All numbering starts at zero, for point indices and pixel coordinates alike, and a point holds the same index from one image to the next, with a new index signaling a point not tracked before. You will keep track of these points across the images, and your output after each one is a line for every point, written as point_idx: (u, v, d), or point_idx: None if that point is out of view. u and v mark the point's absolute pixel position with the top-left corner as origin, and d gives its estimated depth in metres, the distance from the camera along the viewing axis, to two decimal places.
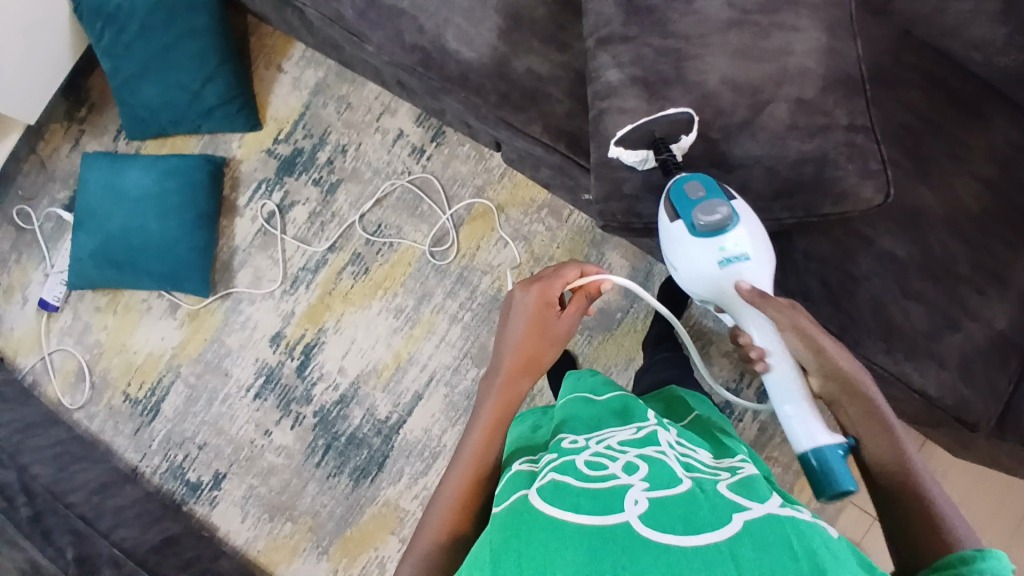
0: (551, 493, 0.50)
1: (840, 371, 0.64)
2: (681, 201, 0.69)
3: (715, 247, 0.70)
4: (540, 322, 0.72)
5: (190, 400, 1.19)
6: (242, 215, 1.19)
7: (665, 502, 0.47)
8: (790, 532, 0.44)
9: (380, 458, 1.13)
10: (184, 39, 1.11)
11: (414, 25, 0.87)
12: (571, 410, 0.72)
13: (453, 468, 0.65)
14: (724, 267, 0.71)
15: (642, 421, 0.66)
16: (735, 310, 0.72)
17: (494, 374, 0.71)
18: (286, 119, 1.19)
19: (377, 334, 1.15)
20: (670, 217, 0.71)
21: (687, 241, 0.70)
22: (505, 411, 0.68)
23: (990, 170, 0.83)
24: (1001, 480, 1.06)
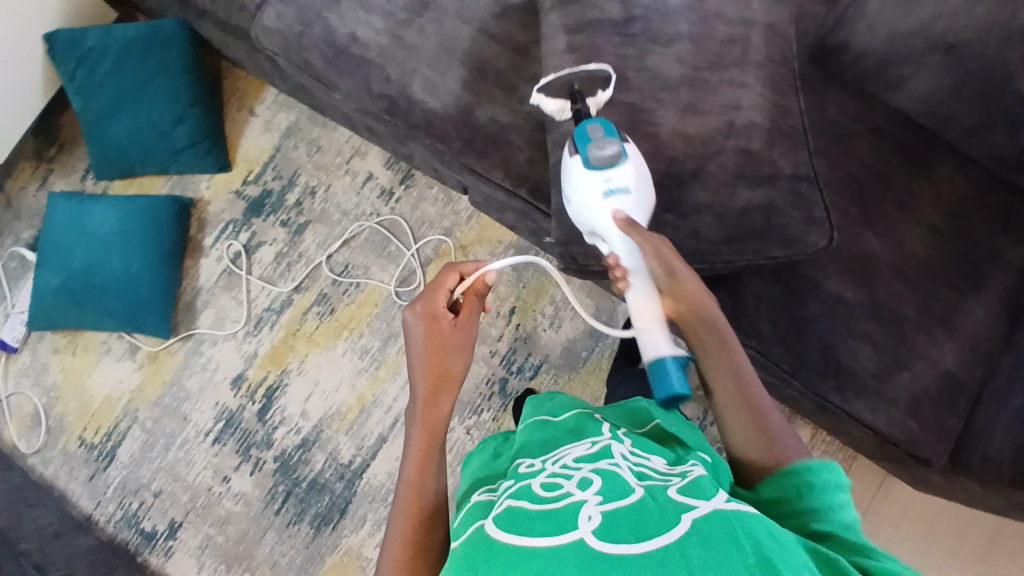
0: (505, 520, 0.49)
1: (694, 297, 0.67)
2: (580, 139, 0.68)
3: (599, 177, 0.67)
4: (437, 337, 0.70)
5: (147, 445, 1.15)
6: (207, 255, 1.18)
7: (617, 516, 0.47)
8: (736, 525, 0.44)
9: (342, 504, 1.10)
10: (157, 79, 1.13)
11: (381, 74, 0.88)
12: (530, 435, 0.73)
13: (393, 512, 0.65)
14: (606, 197, 0.67)
15: (596, 435, 0.66)
16: (604, 234, 0.69)
17: (412, 404, 0.71)
18: (256, 160, 1.20)
19: (340, 376, 1.13)
20: (570, 153, 0.70)
21: (580, 174, 0.68)
22: (429, 436, 0.68)
23: (938, 218, 0.86)
24: (965, 518, 1.05)
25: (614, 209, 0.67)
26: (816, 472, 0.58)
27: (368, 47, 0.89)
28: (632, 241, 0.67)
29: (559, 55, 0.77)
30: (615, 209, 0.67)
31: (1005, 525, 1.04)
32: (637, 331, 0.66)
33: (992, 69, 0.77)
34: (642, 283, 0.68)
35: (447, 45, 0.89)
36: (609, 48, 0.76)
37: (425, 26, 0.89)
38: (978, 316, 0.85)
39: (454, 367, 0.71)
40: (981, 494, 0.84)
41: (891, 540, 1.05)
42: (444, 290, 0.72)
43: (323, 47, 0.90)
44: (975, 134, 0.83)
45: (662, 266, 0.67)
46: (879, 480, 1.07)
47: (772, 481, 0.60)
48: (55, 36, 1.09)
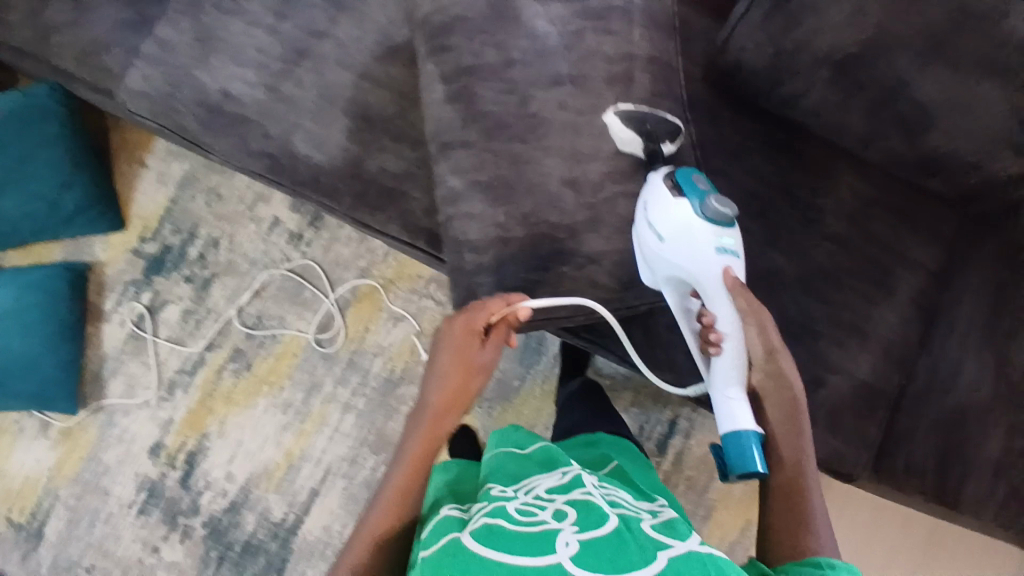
0: (486, 535, 0.53)
1: (785, 378, 0.68)
2: (690, 185, 0.67)
3: (711, 233, 0.66)
4: (459, 354, 0.70)
5: (73, 523, 1.08)
6: (109, 321, 1.12)
7: (594, 543, 0.51)
8: (709, 567, 0.49)
9: (279, 563, 1.07)
10: (34, 151, 1.02)
11: (260, 132, 0.83)
12: (496, 463, 0.74)
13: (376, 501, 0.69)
14: (718, 252, 0.66)
15: (566, 466, 0.70)
16: (704, 291, 0.67)
17: (423, 408, 0.72)
18: (152, 216, 1.14)
19: (265, 433, 1.10)
20: (673, 193, 0.67)
21: (692, 218, 0.66)
22: (429, 447, 0.70)
23: (840, 227, 0.84)
24: (895, 514, 1.09)
25: (724, 267, 0.66)
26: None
27: (243, 103, 0.84)
28: (737, 308, 0.66)
29: (439, 105, 0.74)
30: (724, 269, 0.66)
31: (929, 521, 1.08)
32: (723, 393, 0.68)
33: (874, 75, 0.71)
34: (738, 351, 0.67)
35: (327, 93, 0.84)
36: (489, 97, 0.72)
37: (302, 76, 0.84)
38: (890, 322, 0.83)
39: (471, 392, 0.71)
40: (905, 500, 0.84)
41: None
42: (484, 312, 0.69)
43: (196, 108, 0.84)
44: (870, 144, 0.79)
45: (760, 342, 0.68)
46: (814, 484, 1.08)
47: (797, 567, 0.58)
48: None
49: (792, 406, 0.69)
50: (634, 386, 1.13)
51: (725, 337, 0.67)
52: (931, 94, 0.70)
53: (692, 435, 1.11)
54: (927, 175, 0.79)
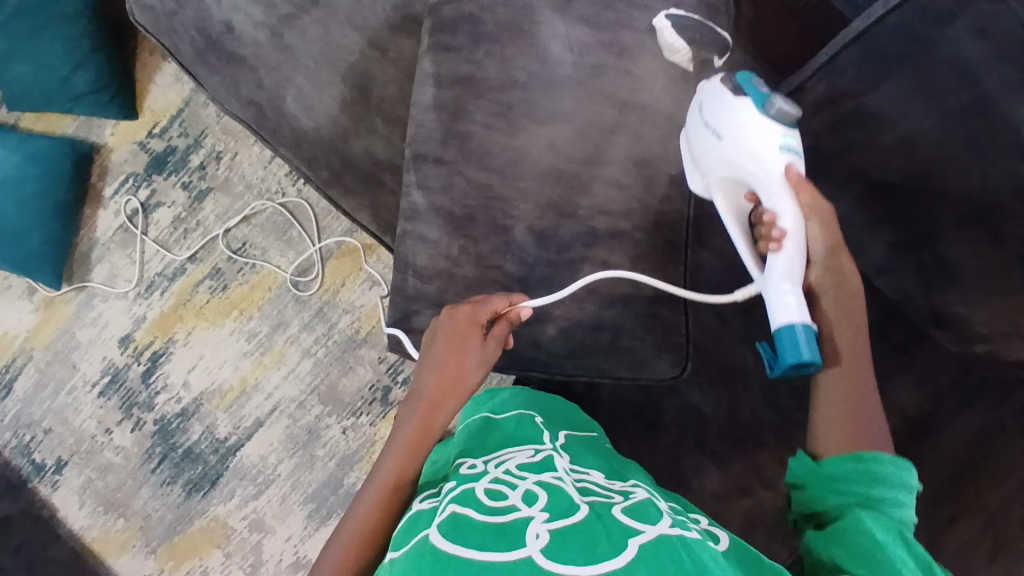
0: (452, 529, 0.50)
1: (847, 273, 0.58)
2: (752, 85, 0.58)
3: (779, 129, 0.56)
4: (457, 339, 0.63)
5: (40, 385, 1.16)
6: (105, 208, 1.13)
7: (565, 534, 0.49)
8: (683, 556, 0.48)
9: (213, 475, 1.14)
10: (53, 23, 1.00)
11: (251, 78, 0.78)
12: (469, 436, 0.70)
13: (359, 501, 0.62)
14: (784, 148, 0.56)
15: (537, 443, 0.66)
16: (760, 188, 0.57)
17: (413, 401, 0.65)
18: (163, 112, 1.12)
19: (226, 355, 1.13)
20: (734, 92, 0.58)
21: (752, 110, 0.57)
22: (420, 439, 0.63)
23: None
24: None
25: (788, 162, 0.56)
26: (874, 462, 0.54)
27: (242, 42, 0.78)
28: (800, 204, 0.56)
29: (424, 110, 0.68)
30: (786, 167, 0.56)
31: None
32: (781, 287, 0.55)
33: (910, 216, 0.68)
34: (800, 250, 0.56)
35: (330, 54, 0.77)
36: (477, 116, 0.66)
37: (308, 27, 0.77)
38: None
39: (471, 384, 0.63)
40: None
41: None
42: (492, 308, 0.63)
43: (194, 36, 0.79)
44: (883, 274, 0.74)
45: (824, 237, 0.57)
46: None
47: (836, 459, 0.57)
48: None
49: (855, 295, 0.59)
50: None
51: (787, 237, 0.56)
52: (963, 257, 0.65)
53: None
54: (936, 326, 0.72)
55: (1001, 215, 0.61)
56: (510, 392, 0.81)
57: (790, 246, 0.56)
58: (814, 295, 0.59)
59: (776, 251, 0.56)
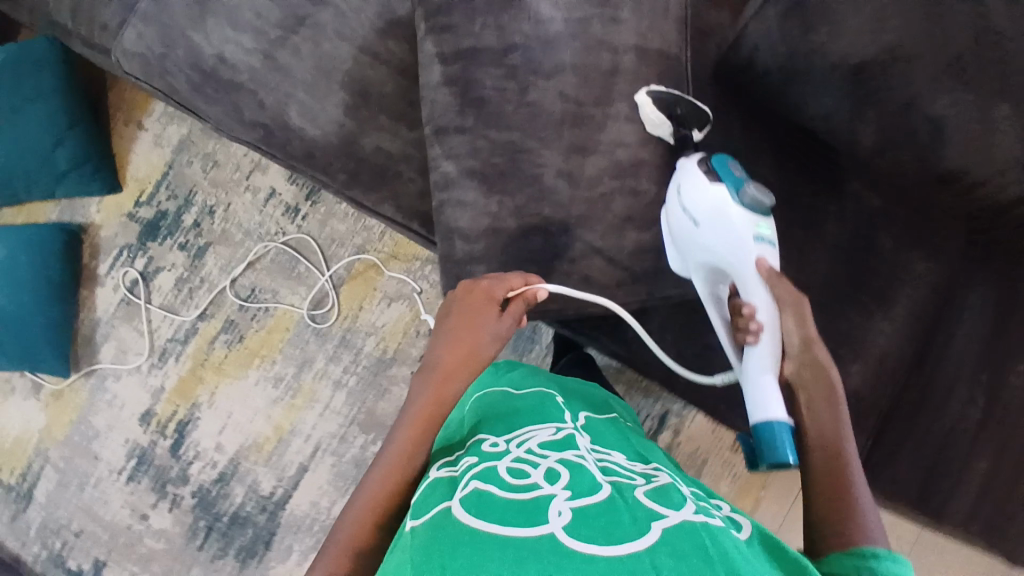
0: (474, 504, 0.48)
1: (824, 366, 0.60)
2: (726, 170, 0.62)
3: (749, 219, 0.61)
4: (472, 309, 0.64)
5: (62, 485, 1.12)
6: (103, 285, 1.12)
7: (587, 513, 0.47)
8: (707, 535, 0.44)
9: (267, 536, 1.07)
10: (27, 103, 1.04)
11: (253, 100, 0.81)
12: (491, 402, 0.68)
13: (370, 476, 0.59)
14: (756, 241, 0.61)
15: (559, 422, 0.63)
16: (736, 280, 0.62)
17: (427, 372, 0.64)
18: (148, 178, 1.13)
19: (255, 406, 1.09)
20: (709, 178, 0.62)
21: (725, 203, 0.61)
22: (433, 415, 0.61)
23: (848, 239, 0.82)
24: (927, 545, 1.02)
25: (761, 254, 0.60)
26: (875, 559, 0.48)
27: (237, 69, 0.81)
28: (773, 296, 0.60)
29: (435, 88, 0.70)
30: (758, 259, 0.60)
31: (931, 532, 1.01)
32: (757, 383, 0.61)
33: (889, 92, 0.68)
34: (775, 342, 0.60)
35: (324, 65, 0.80)
36: (487, 83, 0.68)
37: (299, 45, 0.81)
38: (886, 334, 0.82)
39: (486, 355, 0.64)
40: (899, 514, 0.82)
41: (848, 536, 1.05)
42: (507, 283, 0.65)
43: (188, 71, 0.82)
44: (880, 158, 0.76)
45: (799, 330, 0.60)
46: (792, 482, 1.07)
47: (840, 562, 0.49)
48: None
49: (832, 383, 0.59)
50: (627, 381, 1.11)
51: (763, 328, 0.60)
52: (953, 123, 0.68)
53: (681, 430, 1.10)
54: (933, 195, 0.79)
55: (977, 66, 0.63)
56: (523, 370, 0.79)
57: (764, 339, 0.60)
58: (795, 390, 0.61)
59: (754, 343, 0.61)
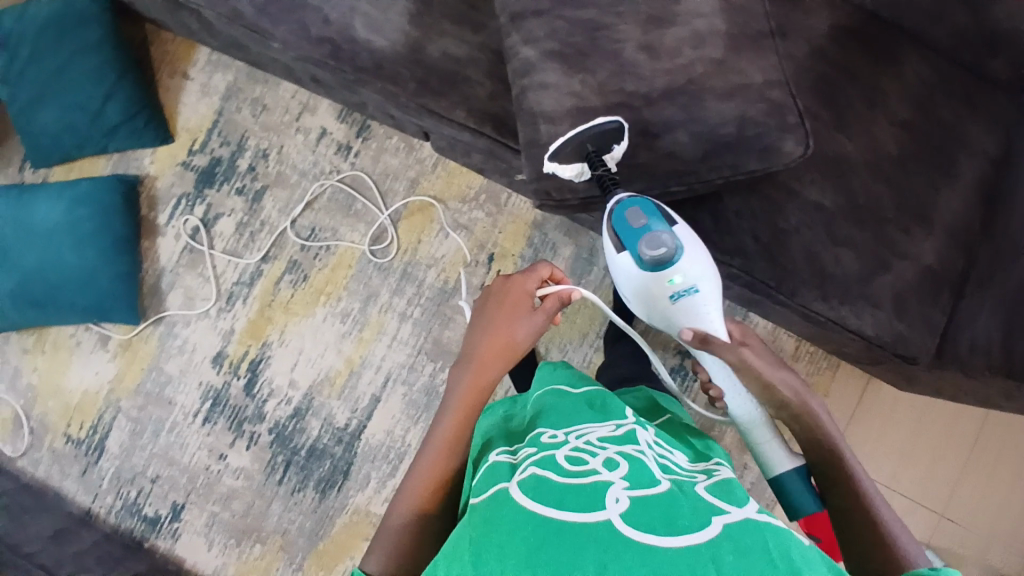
0: (532, 487, 0.49)
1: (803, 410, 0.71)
2: (629, 232, 0.71)
3: (661, 280, 0.72)
4: (512, 307, 0.75)
5: (136, 434, 1.14)
6: (164, 234, 1.14)
7: (646, 502, 0.47)
8: (768, 535, 0.44)
9: (345, 466, 1.10)
10: (75, 58, 1.05)
11: (319, 16, 0.82)
12: (547, 403, 0.71)
13: (425, 452, 0.67)
14: (674, 299, 0.73)
15: (619, 419, 0.65)
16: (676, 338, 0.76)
17: (466, 362, 0.73)
18: (199, 128, 1.14)
19: (325, 341, 1.12)
20: (618, 248, 0.73)
21: (638, 272, 0.73)
22: (475, 398, 0.71)
23: (910, 114, 0.85)
24: (970, 425, 1.08)
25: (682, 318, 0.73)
26: None
27: None
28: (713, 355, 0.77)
29: None
30: (684, 321, 0.74)
31: (995, 414, 1.08)
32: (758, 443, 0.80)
33: None
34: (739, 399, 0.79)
35: None
36: None
37: None
38: (954, 207, 0.85)
39: (520, 343, 0.74)
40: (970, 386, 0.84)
41: (897, 429, 1.09)
42: (535, 278, 0.78)
43: None
44: (941, 20, 0.85)
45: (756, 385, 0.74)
46: (864, 382, 1.10)
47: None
48: None
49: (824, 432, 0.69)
50: None
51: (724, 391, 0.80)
52: None
53: None
54: (989, 58, 0.85)
55: None
56: (553, 365, 0.84)
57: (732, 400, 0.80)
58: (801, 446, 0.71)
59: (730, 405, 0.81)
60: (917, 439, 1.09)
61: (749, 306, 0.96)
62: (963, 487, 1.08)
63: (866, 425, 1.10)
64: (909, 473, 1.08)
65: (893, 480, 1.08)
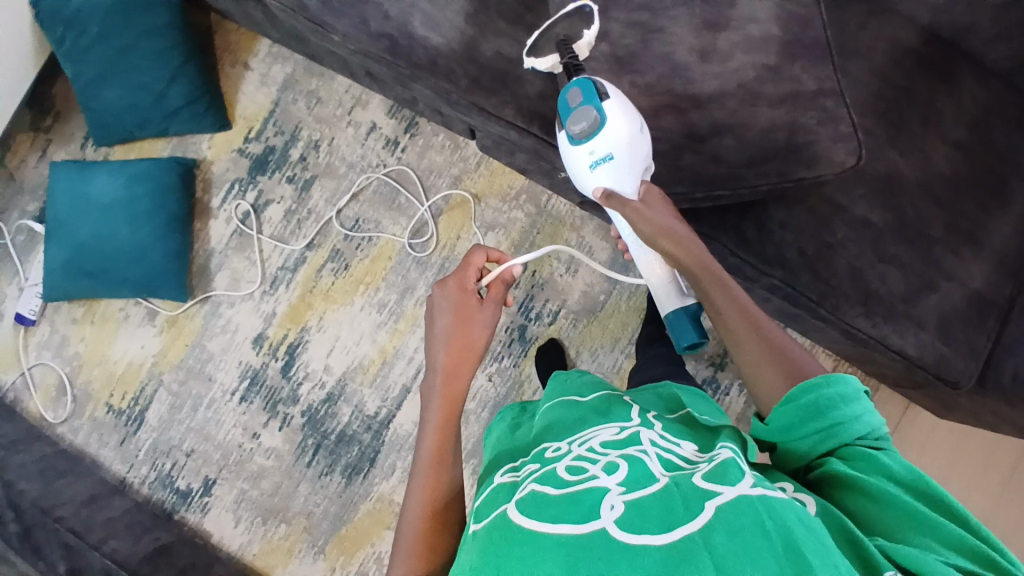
0: (528, 506, 0.49)
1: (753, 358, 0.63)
2: (563, 102, 0.67)
3: (583, 149, 0.67)
4: (461, 310, 0.75)
5: (175, 408, 1.18)
6: (216, 217, 1.19)
7: (640, 504, 0.46)
8: (763, 512, 0.43)
9: (372, 454, 1.12)
10: (144, 43, 1.11)
11: (380, 12, 0.85)
12: (555, 414, 0.70)
13: (414, 479, 0.66)
14: (593, 169, 0.68)
15: (624, 421, 0.63)
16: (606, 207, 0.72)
17: (431, 376, 0.73)
18: (255, 117, 1.19)
19: (361, 330, 1.14)
20: (558, 123, 0.70)
21: (565, 142, 0.69)
22: (449, 409, 0.70)
23: (965, 134, 0.84)
24: (1013, 456, 1.05)
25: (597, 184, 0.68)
26: (828, 388, 0.54)
27: None
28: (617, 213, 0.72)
29: None
30: (597, 183, 0.68)
31: None
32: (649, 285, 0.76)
33: None
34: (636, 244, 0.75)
35: None
36: None
37: None
38: (1006, 231, 0.82)
39: (475, 338, 0.74)
40: (1013, 416, 0.82)
41: (934, 456, 1.06)
42: (474, 269, 0.77)
43: None
44: (1000, 41, 0.84)
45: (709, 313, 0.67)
46: (902, 407, 1.07)
47: (777, 410, 0.57)
48: (40, 2, 1.07)
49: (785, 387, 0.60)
50: None
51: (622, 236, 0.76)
52: None
53: None
54: None
55: None
56: (569, 373, 0.84)
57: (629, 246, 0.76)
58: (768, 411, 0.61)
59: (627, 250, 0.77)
60: (955, 468, 1.05)
61: (787, 320, 0.96)
62: (1003, 521, 1.04)
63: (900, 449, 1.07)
64: None
65: None
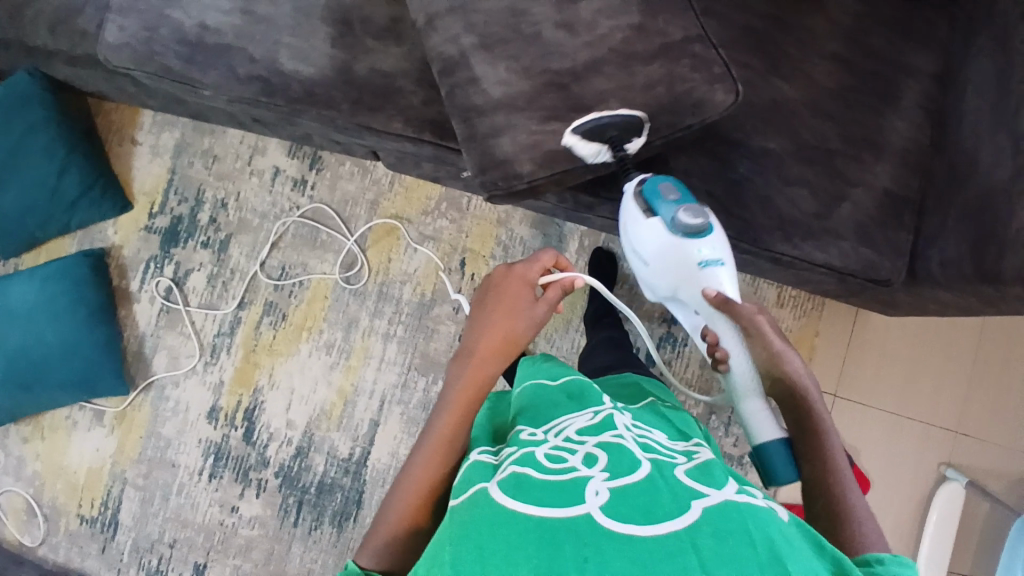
0: (512, 487, 0.49)
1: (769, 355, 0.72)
2: (660, 199, 0.72)
3: (693, 245, 0.72)
4: (509, 300, 0.72)
5: (146, 502, 1.13)
6: (139, 300, 1.15)
7: (626, 493, 0.47)
8: (749, 518, 0.44)
9: (356, 495, 1.09)
10: (23, 141, 1.06)
11: (245, 56, 0.83)
12: (527, 400, 0.68)
13: (417, 454, 0.65)
14: (701, 268, 0.73)
15: (597, 405, 0.63)
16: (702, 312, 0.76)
17: (467, 355, 0.70)
18: (155, 189, 1.15)
19: (314, 376, 1.12)
20: (645, 214, 0.74)
21: (663, 236, 0.73)
22: (475, 393, 0.68)
23: (840, 46, 0.86)
24: (969, 335, 1.08)
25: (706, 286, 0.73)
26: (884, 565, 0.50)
27: (221, 32, 0.83)
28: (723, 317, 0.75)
29: None
30: (707, 284, 0.73)
31: (993, 320, 1.07)
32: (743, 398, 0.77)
33: None
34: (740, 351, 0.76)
35: (303, 7, 0.83)
36: None
37: None
38: (901, 128, 0.84)
39: (522, 336, 0.71)
40: (948, 301, 0.84)
41: (897, 354, 1.09)
42: (541, 266, 0.75)
43: (177, 47, 0.84)
44: None
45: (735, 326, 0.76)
46: (854, 315, 1.09)
47: None
48: None
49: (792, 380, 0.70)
50: None
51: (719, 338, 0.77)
52: None
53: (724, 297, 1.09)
54: None
55: None
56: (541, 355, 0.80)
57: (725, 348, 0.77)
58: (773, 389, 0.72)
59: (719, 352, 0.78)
60: (918, 361, 1.08)
61: None
62: (974, 399, 1.07)
63: (863, 356, 1.09)
64: (918, 397, 1.08)
65: (903, 407, 1.08)
